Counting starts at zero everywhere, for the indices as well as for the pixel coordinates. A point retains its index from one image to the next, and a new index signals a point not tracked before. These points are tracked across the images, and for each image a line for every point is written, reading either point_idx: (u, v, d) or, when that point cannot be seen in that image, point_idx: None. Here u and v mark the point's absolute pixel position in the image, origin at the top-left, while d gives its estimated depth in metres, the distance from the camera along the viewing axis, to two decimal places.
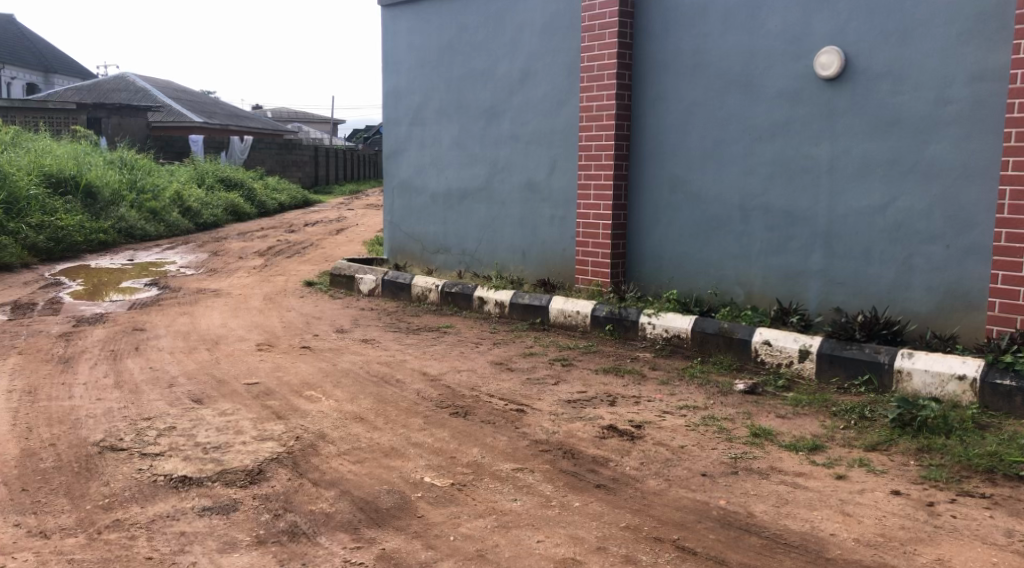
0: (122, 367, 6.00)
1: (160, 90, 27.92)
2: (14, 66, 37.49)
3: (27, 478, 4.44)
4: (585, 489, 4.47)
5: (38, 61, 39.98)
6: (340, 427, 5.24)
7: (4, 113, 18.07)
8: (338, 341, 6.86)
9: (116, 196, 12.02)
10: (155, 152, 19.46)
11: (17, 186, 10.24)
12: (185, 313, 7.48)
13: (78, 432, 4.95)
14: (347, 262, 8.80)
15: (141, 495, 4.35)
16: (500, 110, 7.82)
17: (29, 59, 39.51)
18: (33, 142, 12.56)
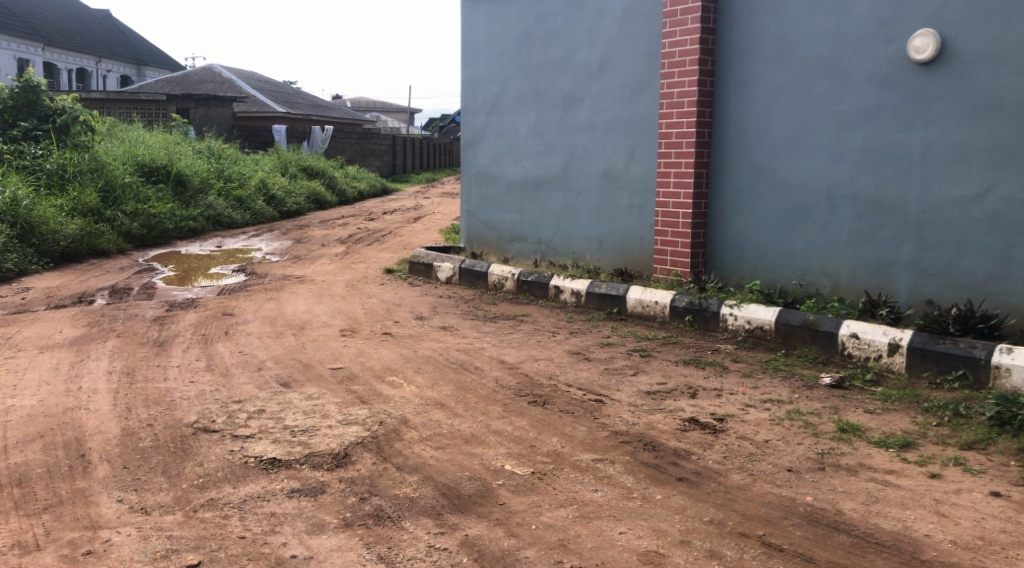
0: (213, 351, 6.20)
1: (245, 82, 28.64)
2: (109, 59, 39.10)
3: (127, 456, 4.64)
4: (667, 481, 4.44)
5: (132, 54, 41.60)
6: (422, 413, 5.31)
7: (101, 105, 18.82)
8: (418, 328, 6.95)
9: (205, 185, 12.42)
10: (241, 142, 20.03)
11: (113, 175, 10.65)
12: (271, 298, 7.68)
13: (173, 414, 5.14)
14: (426, 250, 8.89)
15: (234, 476, 4.51)
16: (578, 98, 7.77)
17: (124, 52, 41.15)
18: (127, 132, 13.05)
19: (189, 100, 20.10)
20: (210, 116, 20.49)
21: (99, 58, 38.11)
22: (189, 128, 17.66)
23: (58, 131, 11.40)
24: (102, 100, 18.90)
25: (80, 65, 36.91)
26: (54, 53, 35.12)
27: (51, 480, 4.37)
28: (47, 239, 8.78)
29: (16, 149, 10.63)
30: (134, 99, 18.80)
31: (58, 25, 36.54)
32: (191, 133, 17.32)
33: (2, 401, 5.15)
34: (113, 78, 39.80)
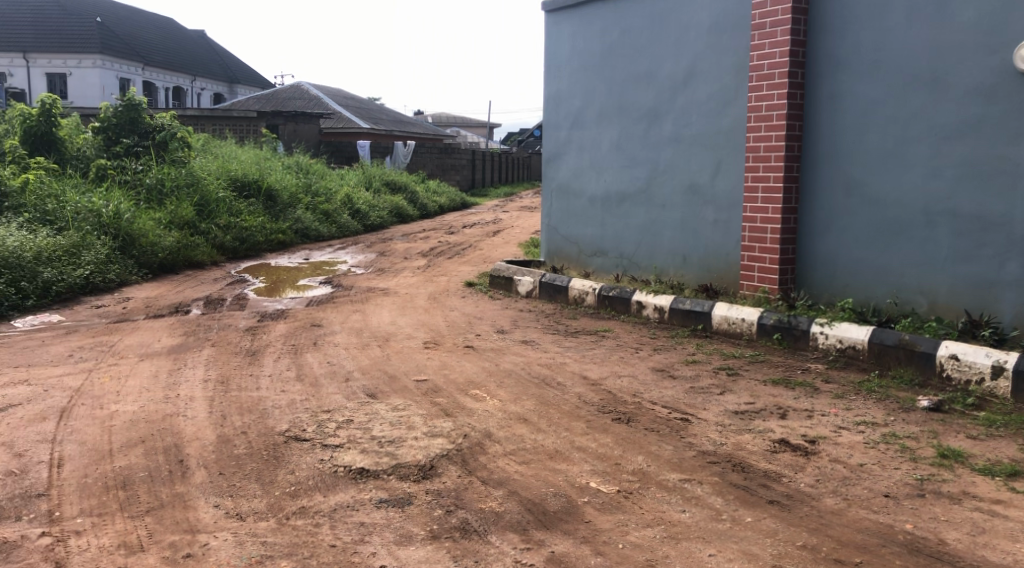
0: (302, 361, 6.36)
1: (330, 99, 29.39)
2: (204, 76, 40.70)
3: (223, 462, 4.79)
4: (757, 504, 4.33)
5: (224, 72, 43.21)
6: (505, 427, 5.32)
7: (196, 122, 19.57)
8: (499, 342, 6.98)
9: (293, 199, 12.78)
10: (327, 157, 20.54)
11: (208, 190, 11.06)
12: (357, 310, 7.84)
13: (266, 422, 5.28)
14: (506, 264, 8.94)
15: (324, 484, 4.60)
16: (662, 112, 7.71)
17: (217, 70, 42.77)
18: (220, 148, 13.54)
19: (277, 116, 19.97)
20: (299, 132, 20.21)
21: (194, 77, 39.66)
22: (278, 143, 18.20)
23: (157, 148, 11.90)
24: (197, 118, 19.66)
25: (177, 84, 38.51)
26: (153, 72, 36.75)
27: (152, 484, 4.53)
28: (147, 250, 9.16)
29: (118, 165, 11.14)
30: (228, 116, 19.56)
31: (157, 45, 38.22)
32: (281, 148, 17.85)
33: (107, 407, 5.38)
34: (206, 96, 41.38)
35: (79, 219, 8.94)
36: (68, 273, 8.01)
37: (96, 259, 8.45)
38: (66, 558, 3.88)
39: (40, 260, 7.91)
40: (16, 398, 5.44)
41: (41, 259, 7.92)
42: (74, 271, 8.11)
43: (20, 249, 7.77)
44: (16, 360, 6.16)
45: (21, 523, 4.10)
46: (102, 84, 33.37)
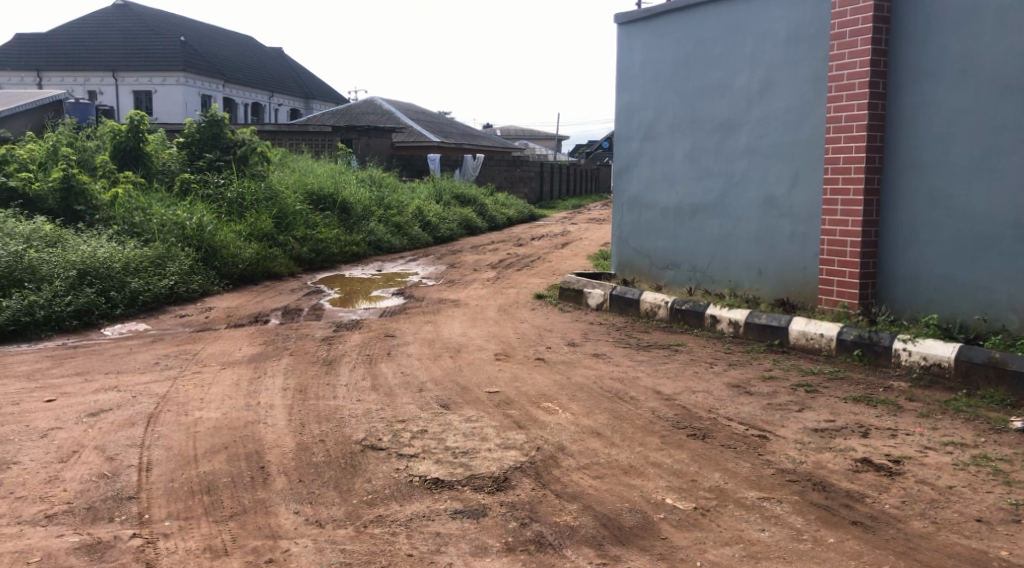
0: (377, 371, 6.45)
1: (401, 113, 29.87)
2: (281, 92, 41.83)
3: (303, 470, 4.89)
4: (840, 525, 4.22)
5: (300, 88, 44.35)
6: (579, 441, 5.30)
7: (274, 137, 20.12)
8: (571, 354, 6.96)
9: (367, 212, 13.02)
10: (398, 170, 20.86)
11: (286, 203, 11.36)
12: (429, 321, 7.92)
13: (343, 430, 5.38)
14: (577, 277, 8.93)
15: (400, 494, 4.65)
16: (737, 124, 7.61)
17: (293, 86, 43.92)
18: (297, 162, 13.89)
19: (351, 131, 20.02)
20: (372, 146, 20.05)
21: (271, 92, 40.75)
22: (352, 156, 18.57)
23: (237, 162, 12.26)
24: (275, 132, 20.15)
25: (255, 99, 39.63)
26: (232, 89, 37.94)
27: (235, 489, 4.65)
28: (228, 261, 9.44)
29: (201, 179, 11.52)
30: (303, 131, 19.93)
31: (236, 62, 39.39)
32: (355, 162, 18.17)
33: (192, 413, 5.55)
34: (283, 111, 42.42)
35: (165, 231, 9.27)
36: (154, 284, 8.31)
37: (180, 270, 8.74)
38: (156, 560, 4.01)
39: (128, 271, 8.23)
40: (107, 403, 5.66)
41: (129, 270, 8.24)
42: (159, 282, 8.41)
43: (110, 260, 8.10)
44: (106, 367, 6.41)
45: (113, 524, 4.25)
46: (185, 100, 34.56)
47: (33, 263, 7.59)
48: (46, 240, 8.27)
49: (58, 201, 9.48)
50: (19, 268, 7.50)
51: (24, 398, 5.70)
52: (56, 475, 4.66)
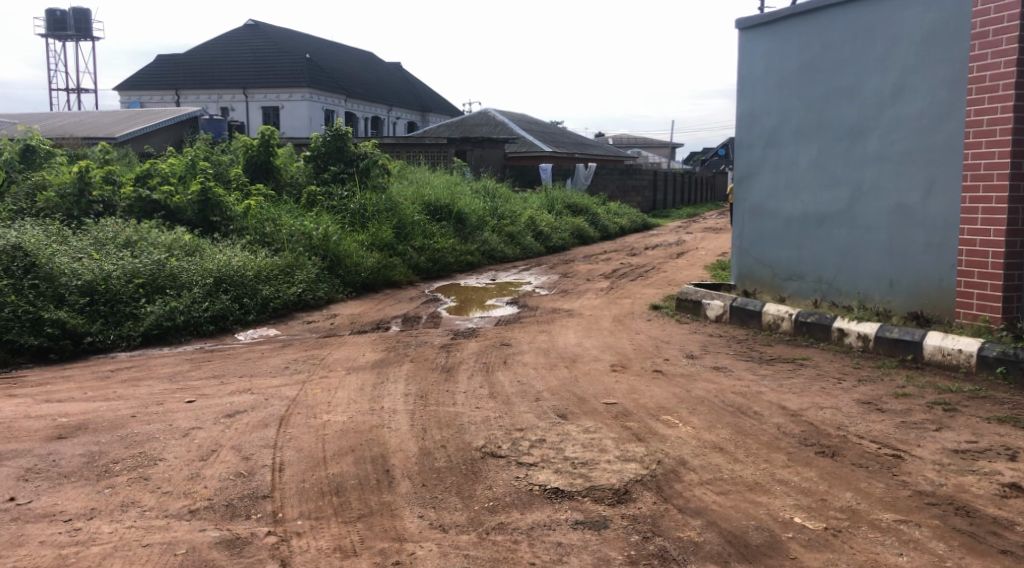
0: (494, 380, 6.52)
1: (514, 123, 30.21)
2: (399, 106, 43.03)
3: (426, 474, 4.98)
4: (987, 553, 3.98)
5: (415, 100, 45.52)
6: (701, 455, 5.19)
7: (393, 149, 20.70)
8: (689, 367, 6.84)
9: (481, 222, 13.21)
10: (512, 180, 21.09)
11: (405, 213, 11.68)
12: (544, 331, 7.95)
13: (463, 437, 5.46)
14: (694, 287, 8.77)
15: (521, 502, 4.68)
16: (867, 129, 7.32)
17: (410, 99, 45.11)
18: (415, 174, 14.24)
19: (465, 142, 20.10)
20: (484, 157, 20.30)
21: (390, 106, 41.94)
22: (467, 168, 18.88)
23: (361, 174, 12.66)
24: (394, 145, 20.72)
25: (374, 113, 40.89)
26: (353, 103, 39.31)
27: (362, 491, 4.79)
28: (351, 271, 9.76)
29: (326, 191, 11.97)
30: (420, 143, 19.91)
31: (355, 76, 40.74)
32: (470, 173, 18.48)
33: (320, 416, 5.76)
34: (401, 124, 43.55)
35: (293, 241, 9.68)
36: (283, 291, 8.69)
37: (307, 278, 9.10)
38: (290, 558, 4.17)
39: (259, 279, 8.64)
40: (242, 405, 5.94)
41: (260, 278, 8.66)
42: (288, 289, 8.78)
43: (243, 268, 8.53)
44: (240, 370, 6.73)
45: (250, 521, 4.45)
46: (310, 116, 36.03)
47: (175, 271, 8.08)
48: (186, 249, 8.78)
49: (196, 213, 10.06)
50: (162, 276, 7.99)
51: (167, 398, 6.05)
52: (197, 472, 4.92)
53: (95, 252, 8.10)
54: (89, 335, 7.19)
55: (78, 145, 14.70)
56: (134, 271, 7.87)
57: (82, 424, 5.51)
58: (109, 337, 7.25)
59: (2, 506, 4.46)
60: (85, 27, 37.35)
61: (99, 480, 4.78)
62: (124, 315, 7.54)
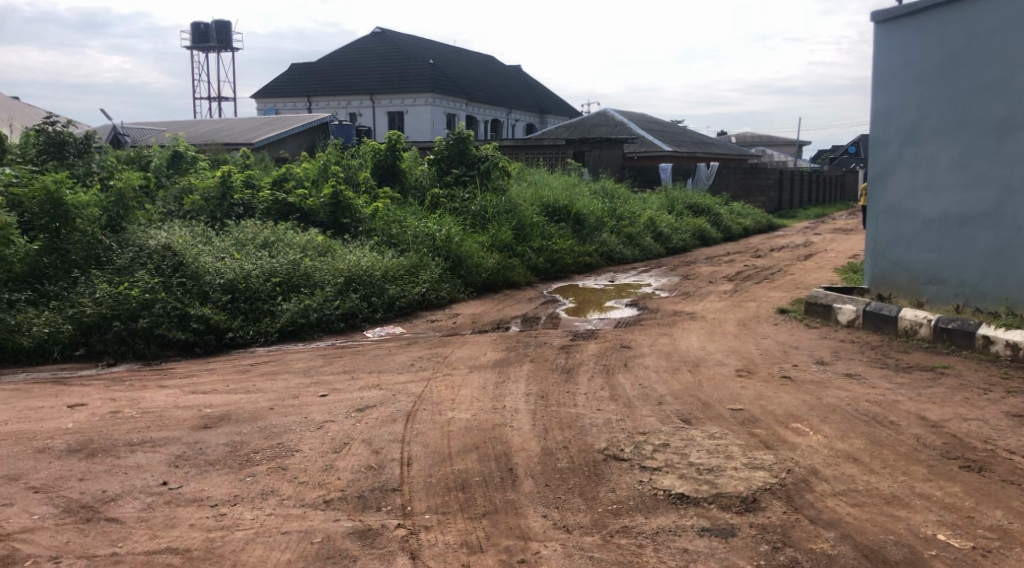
0: (615, 382, 6.48)
1: (634, 123, 29.91)
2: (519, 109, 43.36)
3: (549, 474, 5.01)
4: None
5: (534, 102, 45.79)
6: (833, 465, 5.00)
7: (514, 151, 20.88)
8: (820, 374, 6.59)
9: (600, 223, 13.18)
10: (632, 182, 20.89)
11: (524, 215, 11.79)
12: (666, 334, 7.85)
13: (585, 438, 5.46)
14: (825, 291, 8.44)
15: (645, 506, 4.64)
16: (1020, 124, 6.91)
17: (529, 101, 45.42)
18: (534, 176, 14.33)
19: (584, 144, 20.09)
20: (603, 158, 20.14)
21: (509, 109, 42.29)
22: (585, 169, 18.84)
23: (481, 177, 12.85)
24: (514, 147, 20.92)
25: (493, 116, 41.41)
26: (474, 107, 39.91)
27: (486, 488, 4.87)
28: (473, 271, 9.92)
29: (448, 194, 12.23)
30: (539, 144, 20.01)
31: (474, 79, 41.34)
32: (587, 174, 18.44)
33: (445, 413, 5.89)
34: (519, 127, 43.89)
35: (418, 242, 9.95)
36: (408, 290, 8.94)
37: (431, 278, 9.33)
38: (419, 551, 4.28)
39: (386, 278, 8.93)
40: (371, 400, 6.15)
41: (387, 277, 8.95)
42: (413, 288, 9.03)
43: (372, 269, 8.85)
44: (369, 366, 6.97)
45: (381, 513, 4.60)
46: (432, 119, 36.85)
47: (308, 271, 8.46)
48: (318, 250, 9.16)
49: (327, 215, 10.48)
50: (296, 275, 8.39)
51: (302, 392, 6.33)
52: (331, 464, 5.13)
53: (236, 252, 8.59)
54: (231, 330, 7.59)
55: (220, 151, 15.60)
56: (272, 271, 8.30)
57: (226, 415, 5.84)
58: (248, 333, 7.64)
59: (156, 489, 4.77)
60: (226, 38, 39.48)
61: (241, 469, 5.04)
62: (262, 312, 7.94)
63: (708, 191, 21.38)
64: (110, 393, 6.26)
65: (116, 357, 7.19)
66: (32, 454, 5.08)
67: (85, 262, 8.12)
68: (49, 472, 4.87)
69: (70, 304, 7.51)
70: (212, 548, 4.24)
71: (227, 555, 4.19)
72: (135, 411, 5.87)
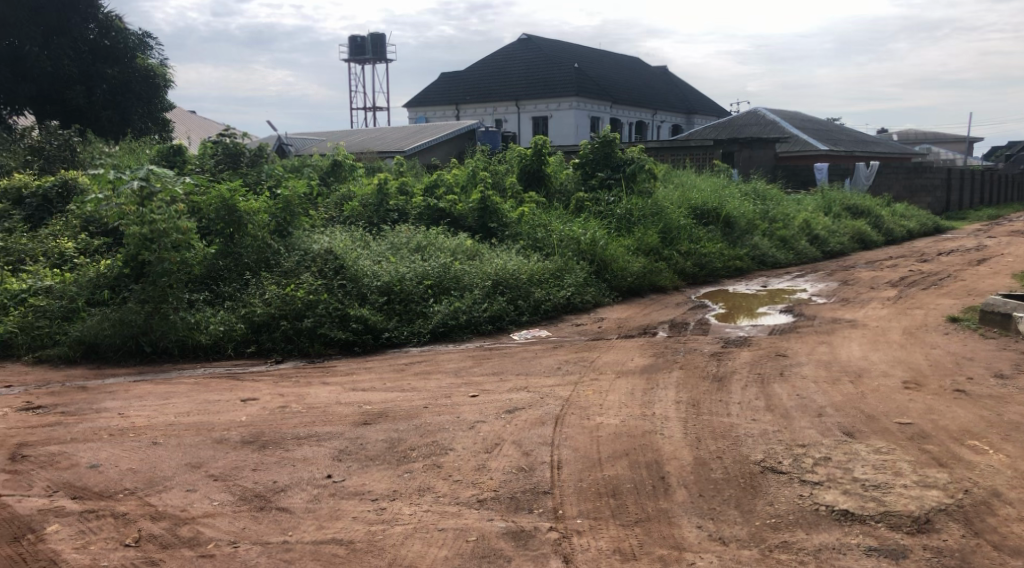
0: (771, 392, 6.25)
1: (788, 123, 28.79)
2: (665, 110, 42.68)
3: (702, 484, 4.89)
4: None
5: (680, 102, 44.97)
6: (1018, 488, 4.63)
7: (660, 152, 20.55)
8: (1000, 388, 6.09)
9: (751, 226, 12.81)
10: (784, 183, 20.10)
11: (672, 218, 11.61)
12: (824, 342, 7.50)
13: (740, 449, 5.29)
14: (1003, 298, 7.81)
15: (806, 522, 4.45)
16: None
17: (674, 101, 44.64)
18: (681, 177, 14.08)
19: (733, 143, 19.52)
20: (754, 158, 19.49)
21: (655, 110, 41.69)
22: (733, 171, 18.31)
23: (627, 179, 12.74)
24: (659, 148, 20.59)
25: (637, 119, 40.99)
26: (619, 109, 39.63)
27: (639, 496, 4.81)
28: (618, 275, 9.86)
29: (594, 197, 12.24)
30: (687, 145, 19.60)
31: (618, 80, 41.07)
32: (736, 175, 17.90)
33: (594, 418, 5.87)
34: (665, 128, 43.20)
35: (563, 246, 10.02)
36: (555, 293, 8.99)
37: (577, 281, 9.35)
38: (572, 555, 4.29)
39: (532, 281, 9.03)
40: (520, 402, 6.21)
41: (533, 281, 9.04)
42: (559, 292, 9.07)
43: (518, 272, 8.98)
44: (517, 368, 7.05)
45: (534, 515, 4.64)
46: (577, 123, 36.79)
47: (458, 274, 8.69)
48: (467, 253, 9.39)
49: (476, 219, 10.71)
50: (447, 278, 8.64)
51: (454, 392, 6.48)
52: (484, 463, 5.22)
53: (391, 256, 8.93)
54: (387, 331, 7.89)
55: (373, 158, 16.24)
56: (424, 274, 8.58)
57: (383, 412, 6.07)
58: (403, 333, 7.91)
59: (321, 481, 5.01)
60: (381, 50, 41.14)
61: (398, 465, 5.22)
62: (415, 313, 8.20)
63: (867, 191, 20.30)
64: (278, 388, 6.65)
65: (283, 354, 7.61)
66: (211, 444, 5.46)
67: (255, 264, 8.67)
68: (226, 461, 5.21)
69: (243, 304, 8.04)
70: (374, 541, 4.41)
71: (388, 548, 4.35)
72: (301, 406, 6.20)
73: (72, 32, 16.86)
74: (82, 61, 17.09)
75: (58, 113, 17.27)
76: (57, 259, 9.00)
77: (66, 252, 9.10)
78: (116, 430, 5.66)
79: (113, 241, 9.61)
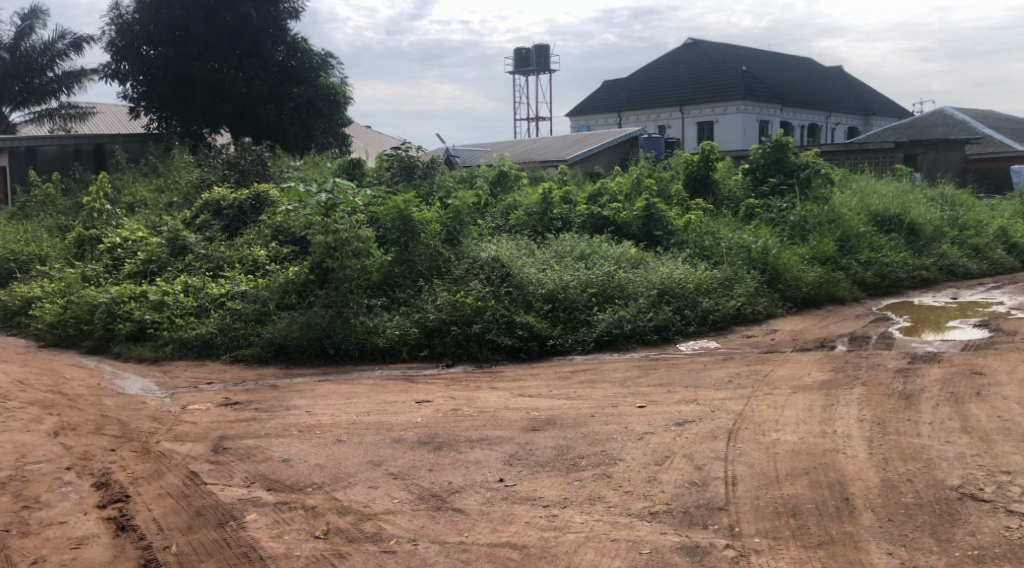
0: (967, 412, 5.78)
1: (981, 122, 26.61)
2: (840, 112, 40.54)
3: (892, 508, 4.58)
4: None
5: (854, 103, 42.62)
6: None
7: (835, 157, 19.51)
8: None
9: (938, 233, 11.98)
10: (976, 186, 18.64)
11: (850, 225, 11.07)
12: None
13: (934, 473, 4.92)
14: None
15: (1015, 557, 4.10)
16: None
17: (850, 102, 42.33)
18: (858, 182, 13.35)
19: (917, 145, 18.30)
20: (940, 161, 18.22)
21: (828, 113, 39.72)
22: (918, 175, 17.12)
23: (801, 185, 12.23)
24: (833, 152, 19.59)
25: (810, 120, 39.03)
26: (791, 112, 38.03)
27: (821, 517, 4.57)
28: (792, 285, 9.48)
29: (764, 204, 11.83)
30: (864, 149, 18.50)
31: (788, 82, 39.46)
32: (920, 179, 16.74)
33: (770, 434, 5.65)
34: (839, 130, 41.05)
35: (732, 255, 9.74)
36: (723, 303, 8.75)
37: (747, 291, 9.06)
38: None
39: (700, 291, 8.83)
40: (690, 415, 6.07)
41: (701, 290, 8.84)
42: (728, 302, 8.82)
43: (685, 281, 8.81)
44: (686, 380, 6.90)
45: (708, 531, 4.51)
46: (744, 127, 35.59)
47: (623, 282, 8.65)
48: (631, 262, 9.32)
49: (640, 227, 10.62)
50: (612, 286, 8.61)
51: (621, 402, 6.43)
52: (655, 475, 5.14)
53: (556, 264, 9.02)
54: (552, 338, 7.96)
55: (536, 168, 16.43)
56: (589, 282, 8.59)
57: (551, 419, 6.11)
58: (568, 340, 7.95)
59: (494, 485, 5.11)
60: (543, 61, 41.67)
61: (568, 472, 5.24)
62: (580, 321, 8.22)
63: None
64: (450, 391, 6.85)
65: (454, 359, 7.84)
66: (390, 444, 5.70)
67: (428, 271, 8.98)
68: (404, 461, 5.42)
69: (416, 310, 8.36)
70: (547, 547, 4.44)
71: (561, 555, 4.37)
72: (473, 409, 6.35)
73: (263, 55, 18.22)
74: (272, 82, 18.31)
75: (251, 130, 18.58)
76: (251, 266, 9.72)
77: (259, 259, 9.81)
78: (304, 427, 6.02)
79: (300, 249, 10.25)
